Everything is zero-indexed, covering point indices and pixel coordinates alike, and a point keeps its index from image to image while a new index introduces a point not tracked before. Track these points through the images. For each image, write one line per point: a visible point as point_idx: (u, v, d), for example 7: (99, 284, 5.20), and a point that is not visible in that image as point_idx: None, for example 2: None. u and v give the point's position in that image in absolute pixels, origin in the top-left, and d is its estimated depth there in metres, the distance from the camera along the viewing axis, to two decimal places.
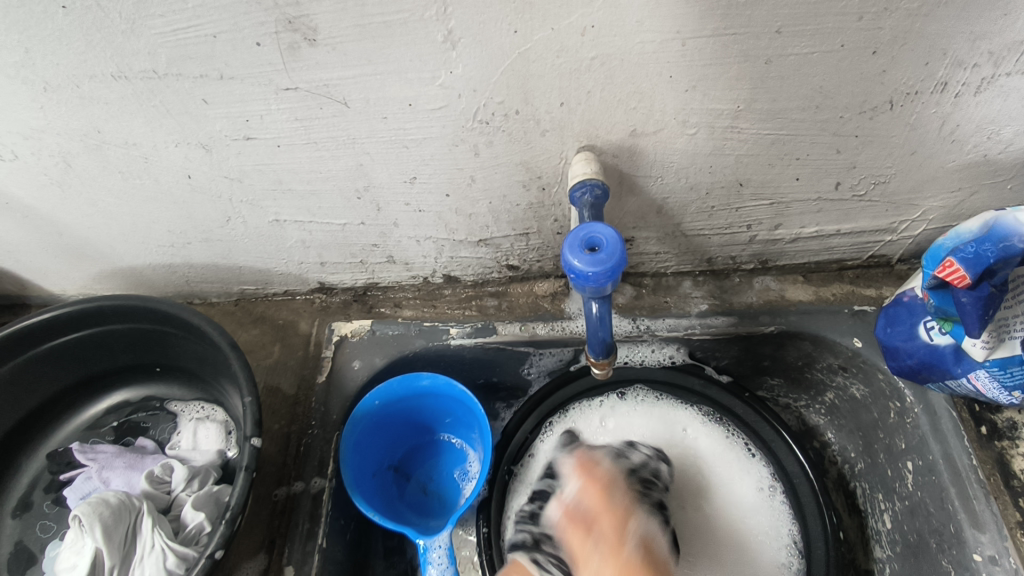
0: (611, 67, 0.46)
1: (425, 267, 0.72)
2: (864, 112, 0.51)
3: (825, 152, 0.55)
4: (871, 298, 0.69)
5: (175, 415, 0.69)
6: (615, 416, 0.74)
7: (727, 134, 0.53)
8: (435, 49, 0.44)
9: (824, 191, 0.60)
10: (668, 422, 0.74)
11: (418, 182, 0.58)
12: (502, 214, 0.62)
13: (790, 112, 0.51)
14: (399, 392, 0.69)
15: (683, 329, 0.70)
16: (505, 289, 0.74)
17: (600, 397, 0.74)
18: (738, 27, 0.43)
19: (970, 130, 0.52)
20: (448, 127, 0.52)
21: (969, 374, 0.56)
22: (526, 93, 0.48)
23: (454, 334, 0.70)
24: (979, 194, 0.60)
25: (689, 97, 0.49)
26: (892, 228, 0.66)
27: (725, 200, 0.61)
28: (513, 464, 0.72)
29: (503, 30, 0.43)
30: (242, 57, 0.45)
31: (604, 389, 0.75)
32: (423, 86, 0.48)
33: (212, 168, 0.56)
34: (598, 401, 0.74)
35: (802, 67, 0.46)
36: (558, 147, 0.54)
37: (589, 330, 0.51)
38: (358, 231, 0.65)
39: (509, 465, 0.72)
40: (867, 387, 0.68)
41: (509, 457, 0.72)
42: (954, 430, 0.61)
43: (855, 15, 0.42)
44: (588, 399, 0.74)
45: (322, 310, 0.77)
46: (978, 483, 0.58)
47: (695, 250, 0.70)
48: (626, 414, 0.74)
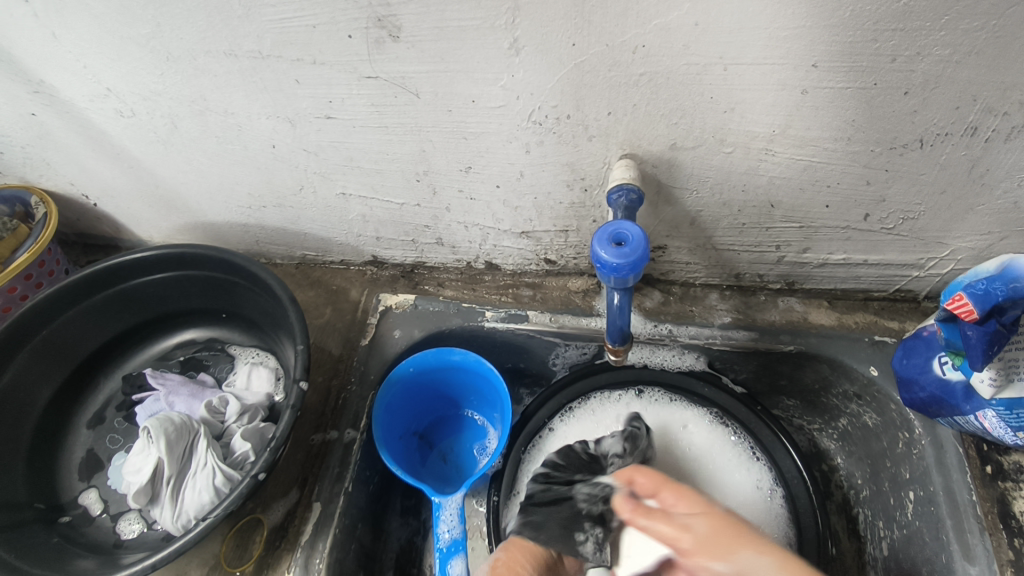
0: (657, 84, 0.51)
1: (469, 252, 0.78)
2: (895, 147, 0.54)
3: (855, 182, 0.58)
4: (893, 330, 0.71)
5: (233, 357, 0.77)
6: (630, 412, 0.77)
7: (761, 155, 0.57)
8: (501, 54, 0.50)
9: (853, 221, 0.63)
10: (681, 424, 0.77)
11: (473, 172, 0.64)
12: (545, 209, 0.68)
13: (822, 140, 0.54)
14: (432, 363, 0.75)
15: (704, 338, 0.73)
16: (541, 282, 0.79)
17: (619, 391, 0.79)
18: (779, 57, 0.47)
19: (999, 175, 0.55)
20: (505, 125, 0.57)
21: (977, 412, 0.58)
22: (579, 100, 0.54)
23: (489, 317, 0.76)
24: (1009, 240, 0.62)
25: (728, 117, 0.53)
26: (920, 264, 0.68)
27: (757, 218, 0.65)
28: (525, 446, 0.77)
29: (563, 42, 0.48)
30: (335, 47, 0.52)
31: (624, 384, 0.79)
32: (487, 86, 0.53)
33: (294, 140, 0.64)
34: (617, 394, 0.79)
35: (835, 100, 0.50)
36: (603, 153, 0.59)
37: (609, 318, 0.58)
38: (413, 212, 0.72)
39: (522, 446, 0.77)
40: (880, 416, 0.70)
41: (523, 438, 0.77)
42: (958, 465, 0.62)
43: (888, 57, 0.46)
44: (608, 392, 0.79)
45: (372, 281, 0.84)
46: (974, 518, 0.60)
47: (724, 264, 0.73)
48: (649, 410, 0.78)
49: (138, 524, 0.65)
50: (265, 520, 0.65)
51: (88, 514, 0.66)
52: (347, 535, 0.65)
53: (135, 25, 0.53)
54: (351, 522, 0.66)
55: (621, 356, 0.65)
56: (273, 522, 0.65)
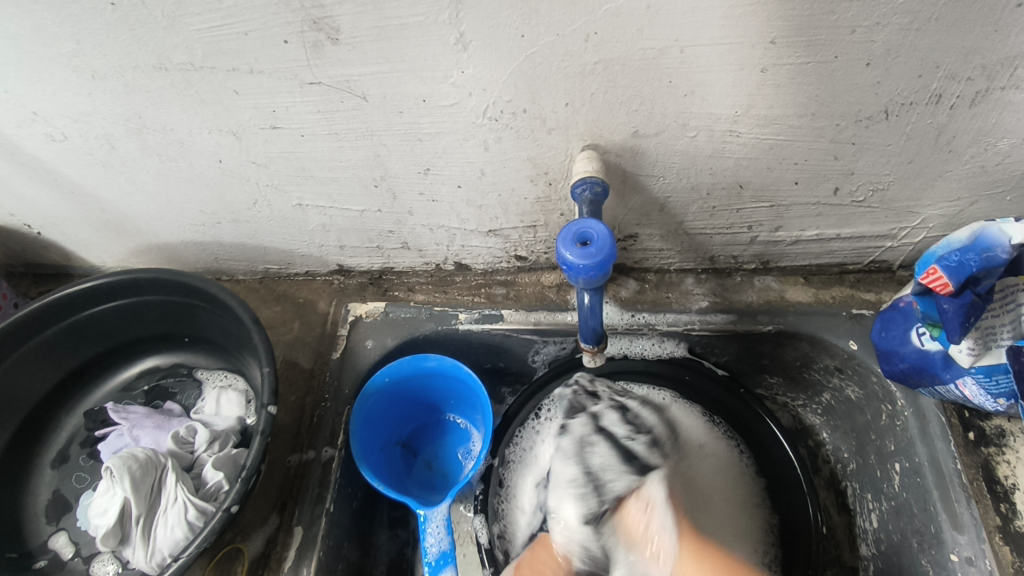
0: (613, 71, 0.49)
1: (437, 254, 0.75)
2: (860, 120, 0.52)
3: (822, 158, 0.57)
4: (870, 302, 0.71)
5: (201, 382, 0.74)
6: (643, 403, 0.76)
7: (725, 137, 0.55)
8: (447, 50, 0.48)
9: (823, 196, 0.62)
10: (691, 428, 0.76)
11: (432, 173, 0.61)
12: (510, 206, 0.65)
13: (786, 118, 0.53)
14: (407, 372, 0.73)
15: (683, 324, 0.72)
16: (513, 279, 0.77)
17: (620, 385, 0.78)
18: (736, 36, 0.45)
19: (966, 141, 0.54)
20: (460, 124, 0.55)
21: (957, 381, 0.58)
22: (534, 93, 0.51)
23: (463, 319, 0.74)
24: (980, 204, 0.61)
25: (688, 101, 0.51)
26: (893, 234, 0.67)
27: (726, 200, 0.63)
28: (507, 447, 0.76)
29: (511, 34, 0.46)
30: (271, 54, 0.49)
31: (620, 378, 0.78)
32: (437, 84, 0.51)
33: (241, 153, 0.60)
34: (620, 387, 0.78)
35: (796, 76, 0.48)
36: (564, 146, 0.57)
37: (582, 321, 0.56)
38: (375, 218, 0.69)
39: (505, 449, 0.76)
40: (862, 389, 0.69)
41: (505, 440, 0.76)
42: (942, 434, 0.62)
43: (847, 28, 0.44)
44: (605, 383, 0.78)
45: (340, 290, 0.81)
46: (960, 486, 0.60)
47: (697, 248, 0.72)
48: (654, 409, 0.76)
49: (113, 565, 0.62)
50: (246, 549, 0.64)
51: (59, 558, 0.63)
52: (332, 556, 0.63)
53: (55, 44, 0.50)
54: (335, 543, 0.64)
55: (598, 355, 0.64)
56: (255, 550, 0.63)
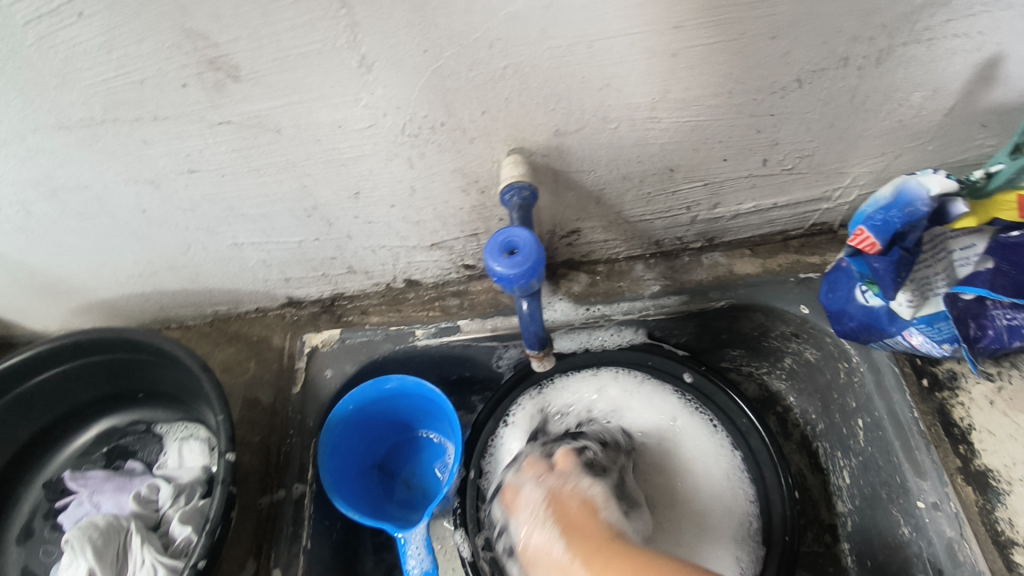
0: (523, 74, 0.49)
1: (385, 274, 0.75)
2: (775, 92, 0.53)
3: (745, 133, 0.57)
4: (815, 265, 0.72)
5: (161, 437, 0.72)
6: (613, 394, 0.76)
7: (647, 125, 0.55)
8: (353, 74, 0.47)
9: (753, 168, 0.62)
10: (660, 412, 0.75)
11: (363, 196, 0.60)
12: (448, 218, 0.65)
13: (703, 99, 0.53)
14: (371, 396, 0.72)
15: (638, 311, 0.73)
16: (466, 288, 0.77)
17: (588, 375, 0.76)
18: (638, 26, 0.45)
19: (880, 99, 0.55)
20: (381, 144, 0.54)
21: (903, 332, 0.59)
22: (448, 105, 0.51)
23: (420, 336, 0.73)
24: (904, 157, 0.63)
25: (603, 94, 0.51)
26: (828, 197, 0.68)
27: (660, 185, 0.63)
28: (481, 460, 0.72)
29: (414, 50, 0.46)
30: (172, 99, 0.48)
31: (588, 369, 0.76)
32: (349, 108, 0.50)
33: (164, 201, 0.59)
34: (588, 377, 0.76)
35: (705, 57, 0.49)
36: (489, 153, 0.56)
37: (524, 327, 0.56)
38: (314, 247, 0.68)
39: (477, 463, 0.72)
40: (819, 351, 0.70)
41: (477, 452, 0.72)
42: (896, 385, 0.63)
43: (744, 6, 0.45)
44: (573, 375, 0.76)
45: (293, 323, 0.79)
46: (919, 434, 0.61)
47: (641, 234, 0.72)
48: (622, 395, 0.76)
49: None
50: None
51: None
52: None
53: None
54: None
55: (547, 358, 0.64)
56: None
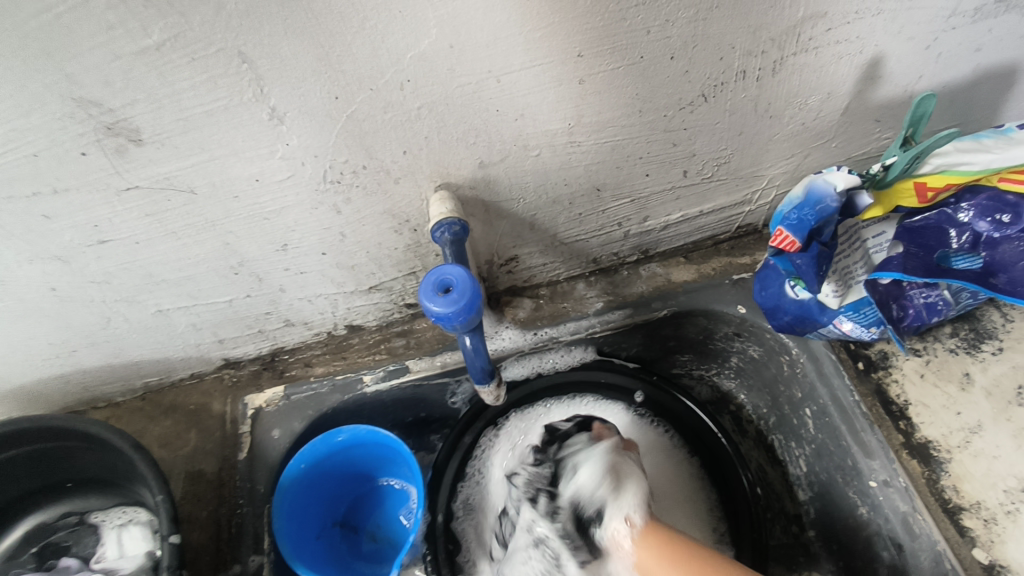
0: (439, 112, 0.49)
1: (325, 323, 0.72)
2: (684, 107, 0.55)
3: (663, 147, 0.59)
4: (747, 265, 0.74)
5: (97, 527, 0.67)
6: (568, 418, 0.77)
7: (567, 149, 0.56)
8: (264, 127, 0.46)
9: (675, 180, 0.64)
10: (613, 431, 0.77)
11: (291, 248, 0.59)
12: (383, 259, 0.64)
13: (617, 120, 0.54)
14: (322, 452, 0.69)
15: (585, 329, 0.74)
16: (411, 327, 0.75)
17: (539, 406, 0.77)
18: (544, 57, 0.46)
19: (781, 105, 0.58)
20: (303, 194, 0.53)
21: (834, 321, 0.61)
22: (368, 148, 0.50)
23: (368, 381, 0.72)
24: (812, 156, 0.66)
25: (521, 124, 0.52)
26: (749, 199, 0.71)
27: (589, 205, 0.64)
28: (448, 507, 0.72)
29: (325, 98, 0.45)
30: (71, 169, 0.45)
31: (542, 397, 0.77)
32: (265, 161, 0.49)
33: (75, 276, 0.55)
34: (540, 407, 0.77)
35: (613, 80, 0.50)
36: (416, 191, 0.56)
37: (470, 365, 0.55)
38: (246, 304, 0.65)
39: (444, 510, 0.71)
40: (761, 347, 0.73)
41: (443, 499, 0.72)
42: (836, 371, 0.66)
43: (643, 30, 0.47)
44: (526, 408, 0.77)
45: (233, 386, 0.75)
46: (862, 416, 0.63)
47: (579, 254, 0.73)
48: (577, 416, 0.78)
49: None
50: None
51: None
52: None
53: None
54: None
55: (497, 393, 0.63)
56: None
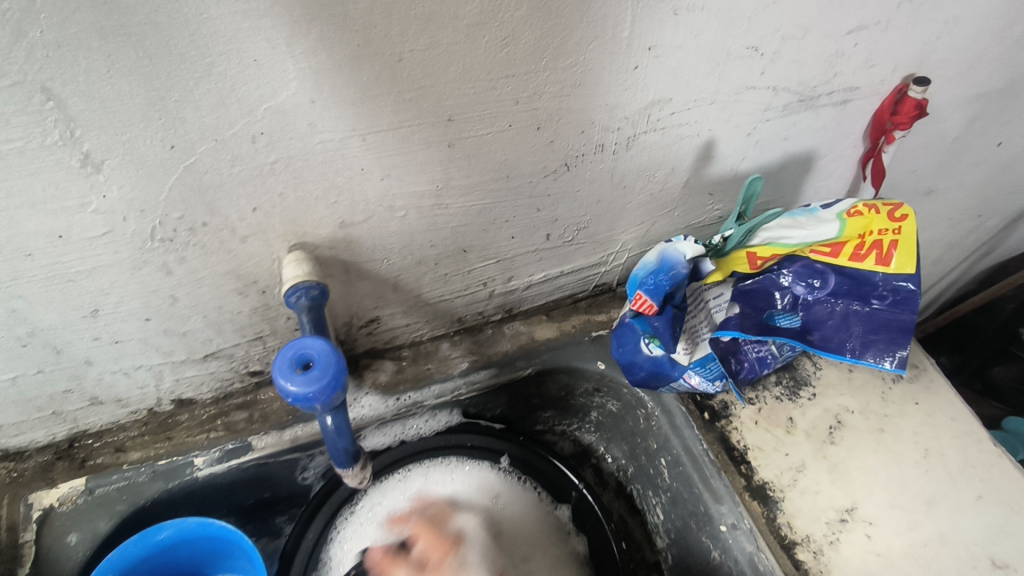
0: (297, 168, 0.45)
1: (146, 398, 0.61)
2: (548, 175, 0.57)
3: (528, 212, 0.60)
4: (603, 322, 0.78)
5: None
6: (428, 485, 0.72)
7: (435, 211, 0.54)
8: (73, 175, 0.38)
9: (539, 243, 0.66)
10: (481, 494, 0.72)
11: (104, 314, 0.49)
12: (223, 324, 0.56)
13: (485, 184, 0.54)
14: (139, 554, 0.57)
15: (450, 393, 0.71)
16: (255, 397, 0.66)
17: (399, 475, 0.71)
18: (413, 119, 0.45)
19: (633, 177, 0.62)
20: (123, 252, 0.45)
21: (684, 375, 0.66)
22: (209, 203, 0.44)
23: (200, 465, 0.62)
24: (659, 223, 0.72)
25: (387, 184, 0.49)
26: (605, 260, 0.75)
27: (456, 266, 0.63)
28: None
29: (156, 146, 0.39)
30: None
31: (403, 465, 0.72)
32: (72, 215, 0.41)
33: None
34: (399, 477, 0.71)
35: (482, 146, 0.50)
36: (267, 250, 0.50)
37: (331, 446, 0.49)
38: (38, 381, 0.53)
39: None
40: (619, 401, 0.75)
41: None
42: (686, 422, 0.70)
43: (511, 100, 0.47)
44: (386, 478, 0.71)
45: (11, 482, 0.60)
46: (710, 463, 0.68)
47: (444, 314, 0.71)
48: (442, 481, 0.72)
49: None
50: None
51: None
52: None
53: None
54: None
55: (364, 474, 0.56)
56: None
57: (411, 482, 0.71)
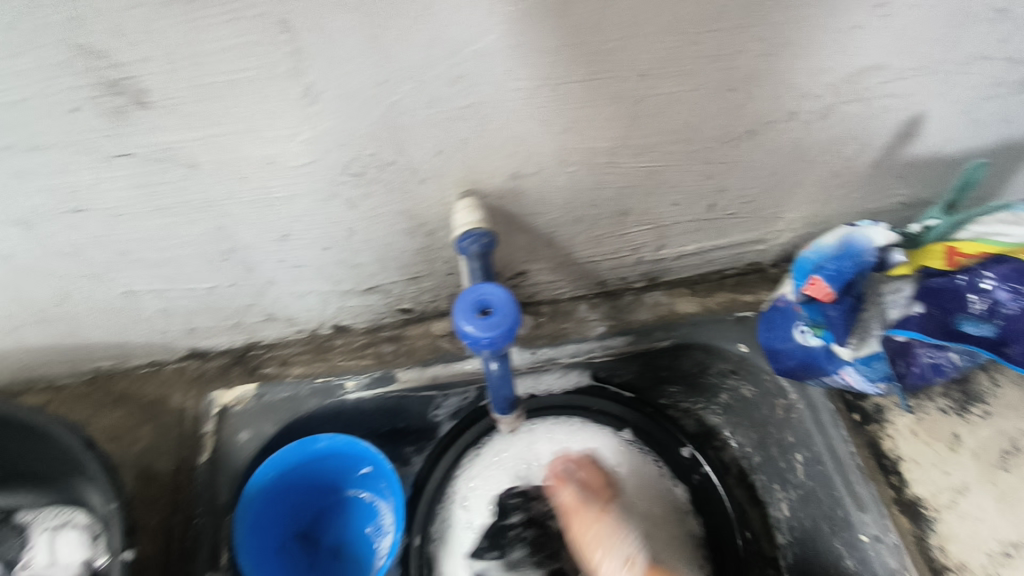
0: (485, 114, 0.45)
1: (311, 320, 0.67)
2: (728, 141, 0.53)
3: (697, 179, 0.57)
4: (751, 304, 0.73)
5: (26, 527, 0.60)
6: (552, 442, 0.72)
7: (605, 169, 0.53)
8: (292, 106, 0.41)
9: (700, 213, 0.63)
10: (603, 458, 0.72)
11: (292, 239, 0.53)
12: (388, 261, 0.59)
13: (662, 145, 0.52)
14: (295, 460, 0.63)
15: (584, 353, 0.71)
16: (402, 332, 0.71)
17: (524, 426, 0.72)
18: (607, 72, 0.43)
19: (820, 150, 0.57)
20: (318, 182, 0.48)
21: (840, 371, 0.60)
22: (399, 143, 0.46)
23: (351, 387, 0.66)
24: (833, 204, 0.66)
25: (565, 138, 0.49)
26: (763, 238, 0.70)
27: (611, 228, 0.62)
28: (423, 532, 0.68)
29: (366, 83, 0.40)
30: (56, 125, 0.39)
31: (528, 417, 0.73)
32: (284, 144, 0.43)
33: (37, 245, 0.48)
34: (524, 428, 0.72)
35: (669, 105, 0.48)
36: (440, 194, 0.51)
37: (493, 390, 0.55)
38: (229, 293, 0.59)
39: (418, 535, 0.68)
40: (756, 387, 0.71)
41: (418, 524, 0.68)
42: (832, 421, 0.65)
43: (711, 57, 0.44)
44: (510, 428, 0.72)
45: (196, 379, 0.68)
46: (857, 469, 0.62)
47: (588, 275, 0.70)
48: (567, 438, 0.72)
49: None
50: None
51: None
52: None
53: None
54: None
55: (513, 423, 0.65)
56: None
57: (535, 436, 0.72)
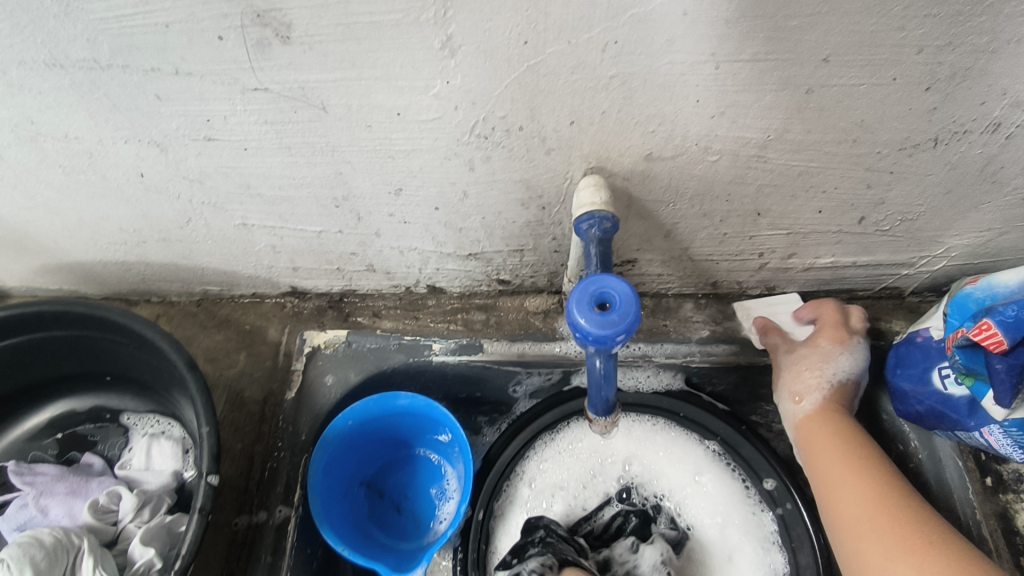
0: (632, 87, 0.40)
1: (408, 277, 0.66)
2: (904, 148, 0.46)
3: (854, 186, 0.50)
4: (880, 332, 0.66)
5: (128, 429, 0.64)
6: (633, 442, 0.66)
7: (751, 163, 0.47)
8: (430, 57, 0.38)
9: (846, 225, 0.56)
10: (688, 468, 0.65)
11: (405, 194, 0.52)
12: (495, 230, 0.56)
13: (824, 144, 0.45)
14: (375, 412, 0.63)
15: (682, 356, 0.65)
16: (494, 303, 0.69)
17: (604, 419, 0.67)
18: (785, 52, 0.37)
19: (1014, 172, 0.48)
20: (441, 140, 0.45)
21: (982, 428, 0.52)
22: (533, 109, 0.42)
23: (437, 350, 0.65)
24: (1008, 235, 0.56)
25: (716, 123, 0.43)
26: (911, 262, 0.61)
27: (740, 227, 0.56)
28: (485, 510, 0.64)
29: (511, 39, 0.37)
30: (200, 52, 0.38)
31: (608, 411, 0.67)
32: (415, 95, 0.41)
33: (168, 167, 0.49)
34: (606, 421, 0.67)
35: (846, 99, 0.41)
36: (565, 167, 0.48)
37: (596, 387, 0.52)
38: (335, 239, 0.59)
39: (481, 511, 0.64)
40: (870, 425, 0.63)
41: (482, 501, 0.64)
42: (959, 481, 0.58)
43: (914, 48, 0.37)
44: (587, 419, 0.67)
45: (294, 316, 0.70)
46: (979, 540, 0.55)
47: (701, 274, 0.65)
48: (647, 438, 0.66)
49: None
50: None
51: None
52: None
53: None
54: None
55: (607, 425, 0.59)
56: None
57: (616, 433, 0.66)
